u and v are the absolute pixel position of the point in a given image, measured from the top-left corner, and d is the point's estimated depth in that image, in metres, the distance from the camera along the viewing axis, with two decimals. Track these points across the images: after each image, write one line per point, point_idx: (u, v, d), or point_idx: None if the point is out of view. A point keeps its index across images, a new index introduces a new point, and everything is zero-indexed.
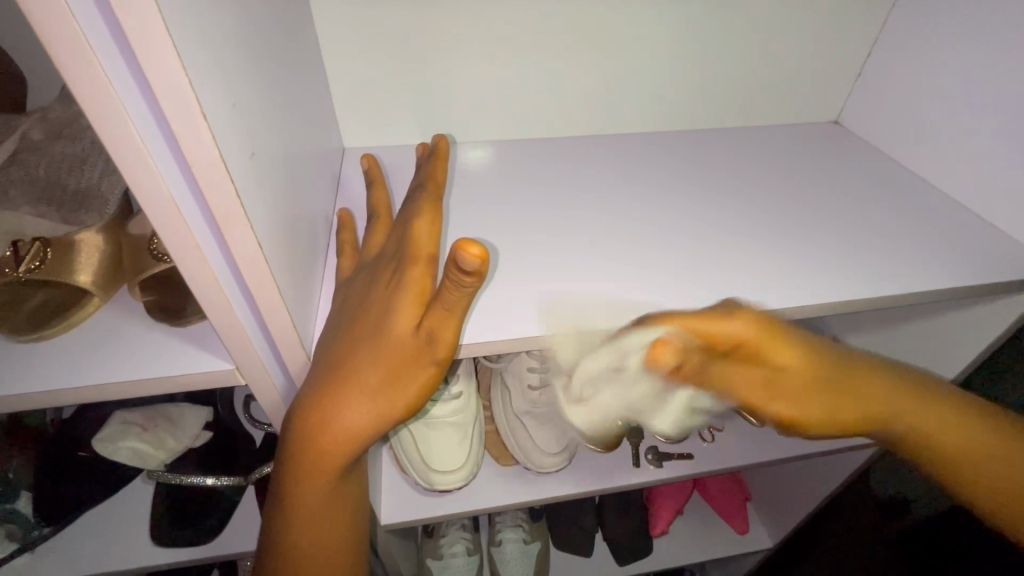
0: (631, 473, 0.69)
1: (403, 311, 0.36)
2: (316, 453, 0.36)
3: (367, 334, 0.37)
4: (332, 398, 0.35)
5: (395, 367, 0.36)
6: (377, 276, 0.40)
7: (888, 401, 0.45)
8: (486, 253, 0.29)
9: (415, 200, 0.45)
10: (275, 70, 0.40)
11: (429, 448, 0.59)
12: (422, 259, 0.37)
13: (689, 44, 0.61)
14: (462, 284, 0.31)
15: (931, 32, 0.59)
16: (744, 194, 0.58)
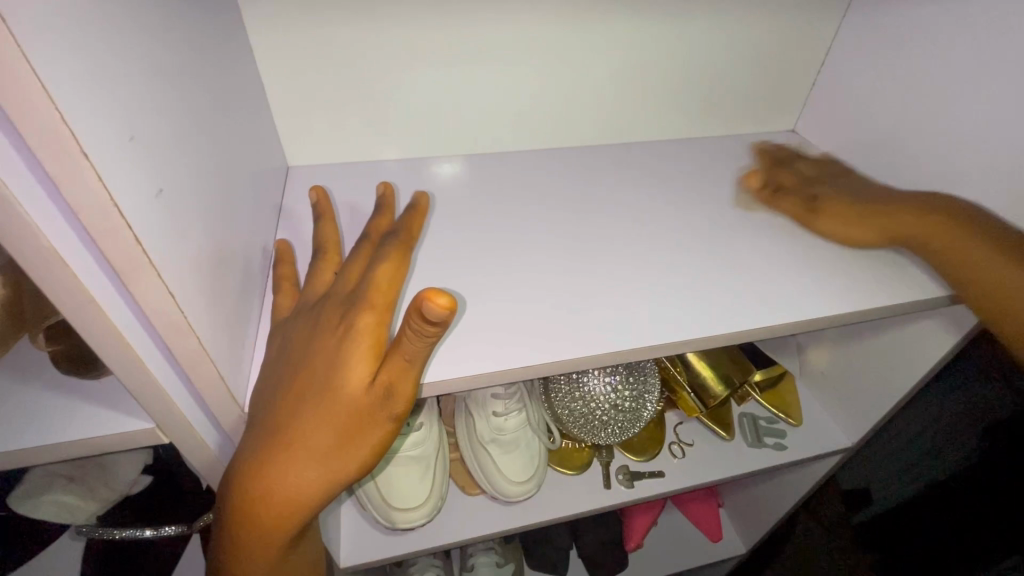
0: (604, 495, 0.67)
1: (354, 364, 0.33)
2: (260, 523, 0.32)
3: (310, 383, 0.33)
4: (279, 459, 0.32)
5: (348, 423, 0.33)
6: (318, 321, 0.36)
7: (960, 245, 0.48)
8: (454, 304, 0.29)
9: (368, 244, 0.43)
10: (198, 90, 0.37)
11: (387, 485, 0.56)
12: (378, 308, 0.36)
13: (642, 56, 0.61)
14: (424, 332, 0.31)
15: (880, 48, 0.60)
16: (708, 205, 0.58)
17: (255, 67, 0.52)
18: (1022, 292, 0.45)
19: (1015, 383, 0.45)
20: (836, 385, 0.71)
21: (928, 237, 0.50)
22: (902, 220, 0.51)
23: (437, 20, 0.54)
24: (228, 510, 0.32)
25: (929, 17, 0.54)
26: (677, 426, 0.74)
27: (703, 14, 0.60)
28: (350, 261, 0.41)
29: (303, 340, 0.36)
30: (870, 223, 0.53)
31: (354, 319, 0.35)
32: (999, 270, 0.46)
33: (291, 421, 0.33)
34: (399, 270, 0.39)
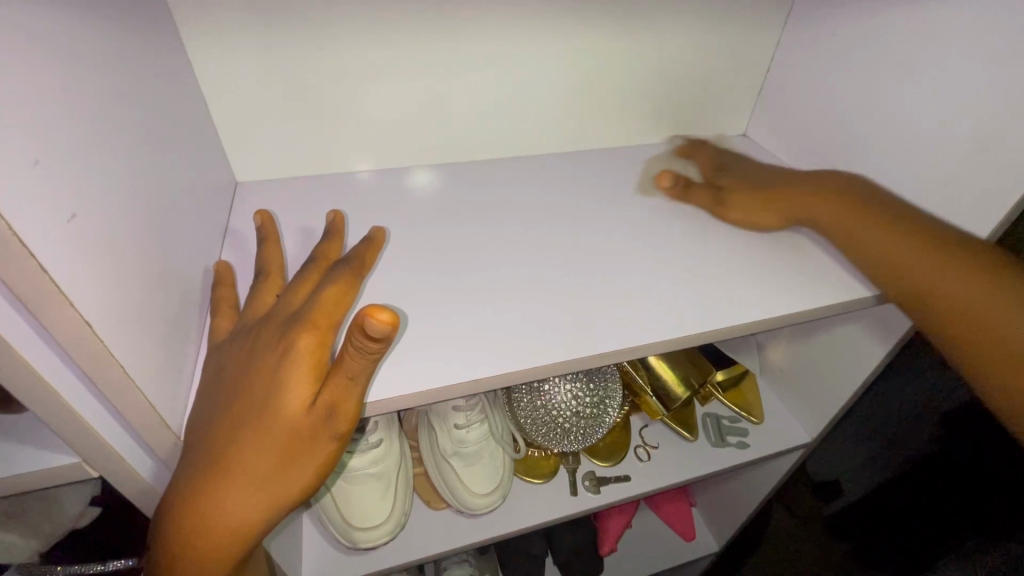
0: (571, 503, 0.67)
1: (296, 383, 0.32)
2: (195, 556, 0.31)
3: (248, 406, 0.33)
4: (220, 480, 0.31)
5: (288, 446, 0.32)
6: (256, 343, 0.35)
7: (873, 237, 0.48)
8: (394, 319, 0.29)
9: (315, 268, 0.42)
10: (129, 108, 0.36)
11: (346, 504, 0.55)
12: (319, 328, 0.34)
13: (595, 67, 0.63)
14: (367, 350, 0.31)
15: (820, 55, 0.62)
16: (661, 212, 0.60)
17: (195, 85, 0.51)
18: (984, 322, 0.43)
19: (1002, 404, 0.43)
20: (794, 381, 0.73)
21: (852, 235, 0.50)
22: (818, 202, 0.52)
23: (386, 33, 0.54)
24: (162, 541, 0.30)
25: (860, 27, 0.57)
26: (642, 429, 0.75)
27: (647, 27, 0.61)
28: (295, 281, 0.40)
29: (240, 361, 0.35)
30: (808, 211, 0.53)
31: (295, 337, 0.34)
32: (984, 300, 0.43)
33: (230, 442, 0.32)
34: (346, 290, 0.38)
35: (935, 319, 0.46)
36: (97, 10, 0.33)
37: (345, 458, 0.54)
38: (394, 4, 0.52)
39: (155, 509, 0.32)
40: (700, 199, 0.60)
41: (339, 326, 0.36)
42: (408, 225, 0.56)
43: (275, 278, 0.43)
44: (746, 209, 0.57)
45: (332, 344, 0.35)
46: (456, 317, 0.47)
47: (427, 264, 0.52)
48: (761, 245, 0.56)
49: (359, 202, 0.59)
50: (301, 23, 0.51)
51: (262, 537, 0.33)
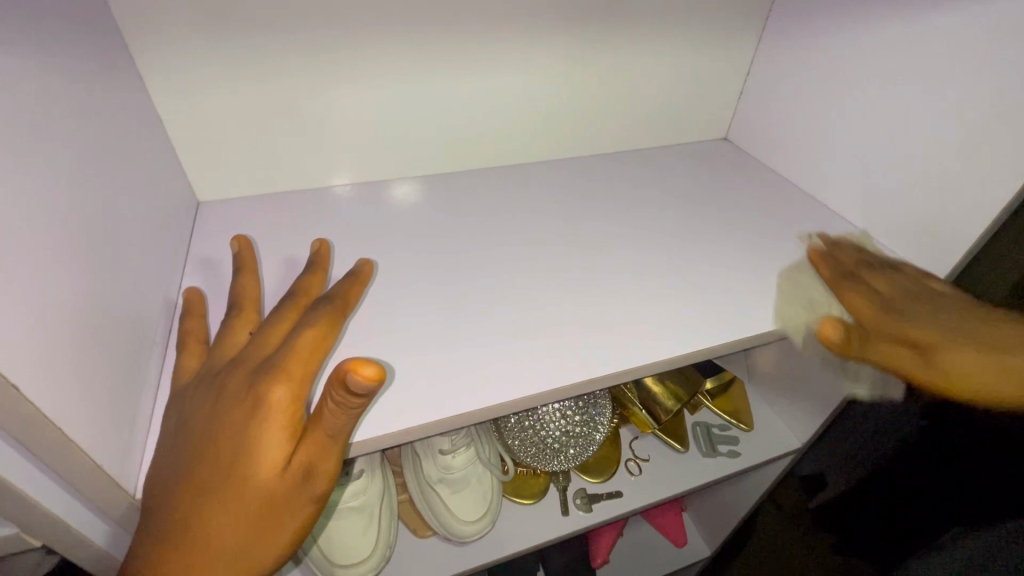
0: (563, 523, 0.65)
1: (267, 443, 0.30)
2: None
3: (213, 467, 0.29)
4: (183, 556, 0.28)
5: (259, 511, 0.29)
6: (223, 392, 0.32)
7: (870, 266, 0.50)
8: (380, 374, 0.28)
9: (293, 305, 0.39)
10: (66, 133, 0.33)
11: (327, 542, 0.52)
12: (294, 378, 0.32)
13: (576, 72, 0.61)
14: (349, 404, 0.29)
15: (801, 57, 0.62)
16: (649, 222, 0.58)
17: (148, 102, 0.47)
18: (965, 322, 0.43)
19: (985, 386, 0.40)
20: (783, 387, 0.72)
21: (889, 308, 0.46)
22: (873, 302, 0.46)
23: (353, 41, 0.51)
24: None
25: (841, 30, 0.57)
26: (633, 441, 0.73)
27: (626, 31, 0.60)
28: (270, 320, 0.37)
29: (203, 415, 0.31)
30: (854, 299, 0.47)
31: (265, 391, 0.31)
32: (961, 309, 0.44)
33: (193, 512, 0.29)
34: (325, 332, 0.35)
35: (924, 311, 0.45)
36: (21, 26, 0.30)
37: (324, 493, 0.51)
38: (361, 10, 0.49)
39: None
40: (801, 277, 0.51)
41: (317, 373, 0.33)
42: (384, 245, 0.53)
43: (249, 312, 0.40)
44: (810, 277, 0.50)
45: (308, 395, 0.32)
46: (442, 340, 0.44)
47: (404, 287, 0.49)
48: (750, 254, 0.55)
49: (330, 220, 0.56)
50: (261, 33, 0.48)
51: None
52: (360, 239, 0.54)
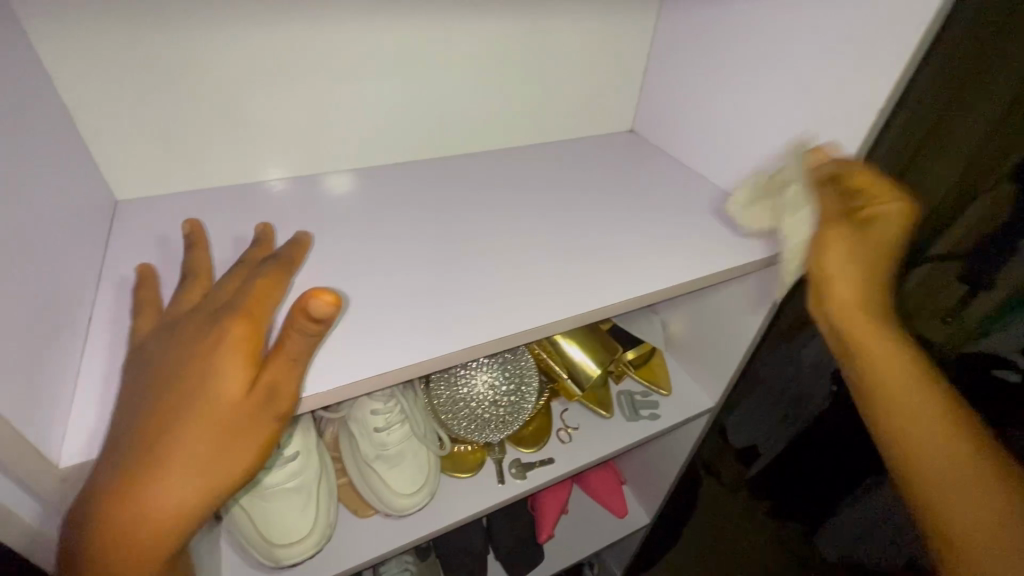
0: (499, 491, 0.69)
1: (228, 370, 0.33)
2: (133, 539, 0.30)
3: (179, 390, 0.33)
4: (155, 474, 0.31)
5: (224, 426, 0.33)
6: (189, 330, 0.36)
7: (869, 347, 0.41)
8: (337, 298, 0.31)
9: (246, 267, 0.43)
10: None
11: (265, 524, 0.53)
12: (249, 317, 0.36)
13: (488, 70, 0.67)
14: (309, 332, 0.33)
15: (685, 55, 0.70)
16: (560, 204, 0.64)
17: (59, 99, 0.48)
18: (910, 419, 0.39)
19: (918, 487, 0.38)
20: (694, 351, 0.80)
21: (921, 404, 0.39)
22: (914, 368, 0.40)
23: (269, 40, 0.54)
24: (88, 545, 0.30)
25: (712, 29, 0.65)
26: (563, 413, 0.79)
27: (530, 28, 0.66)
28: (222, 280, 0.41)
29: (170, 357, 0.35)
30: (915, 395, 0.39)
31: (226, 327, 0.35)
32: (936, 454, 0.37)
33: (162, 436, 0.32)
34: (274, 282, 0.39)
35: (883, 403, 0.40)
36: None
37: (261, 475, 0.52)
38: (276, 11, 0.52)
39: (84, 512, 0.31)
40: (835, 263, 0.44)
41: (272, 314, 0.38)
42: (309, 233, 0.56)
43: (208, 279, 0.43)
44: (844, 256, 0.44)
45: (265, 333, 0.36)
46: (368, 317, 0.48)
47: (329, 270, 0.52)
48: (648, 228, 0.62)
49: (254, 213, 0.58)
50: (176, 33, 0.50)
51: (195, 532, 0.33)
52: (285, 230, 0.56)
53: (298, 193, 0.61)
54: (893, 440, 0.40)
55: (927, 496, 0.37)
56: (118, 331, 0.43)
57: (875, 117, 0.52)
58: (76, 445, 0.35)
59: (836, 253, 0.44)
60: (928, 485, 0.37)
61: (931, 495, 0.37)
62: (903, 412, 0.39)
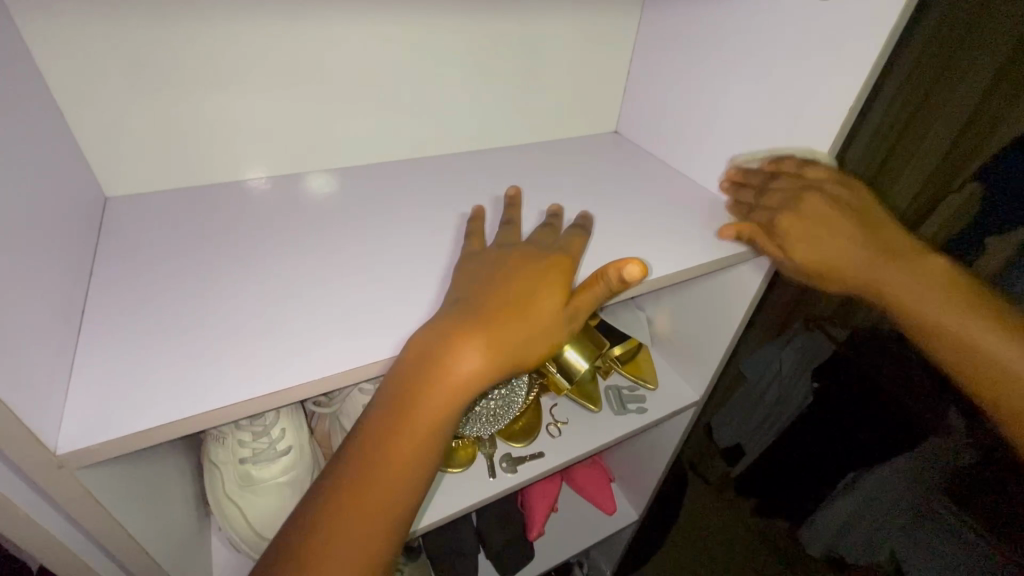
0: (490, 485, 0.70)
1: (555, 293, 0.45)
2: (434, 393, 0.40)
3: (506, 300, 0.44)
4: (457, 354, 0.41)
5: (528, 328, 0.43)
6: (506, 266, 0.47)
7: (885, 268, 0.53)
8: (644, 271, 0.43)
9: (539, 234, 0.53)
10: None
11: (255, 518, 0.54)
12: (562, 263, 0.48)
13: (476, 71, 0.69)
14: (611, 285, 0.45)
15: (666, 58, 0.73)
16: (547, 201, 0.66)
17: (50, 95, 0.48)
18: (922, 315, 0.51)
19: (962, 371, 0.50)
20: (679, 346, 0.82)
21: (928, 287, 0.51)
22: (940, 278, 0.52)
23: (262, 39, 0.55)
24: (378, 418, 0.40)
25: (690, 33, 0.68)
26: (552, 408, 0.80)
27: (516, 28, 0.68)
28: (535, 234, 0.53)
29: (499, 281, 0.46)
30: (907, 288, 0.52)
31: (547, 262, 0.48)
32: (973, 335, 0.50)
33: (494, 325, 0.42)
34: (579, 246, 0.52)
35: (897, 302, 0.52)
36: None
37: (252, 467, 0.53)
38: (268, 11, 0.54)
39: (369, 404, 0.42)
40: (799, 234, 0.56)
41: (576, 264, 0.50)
42: (301, 229, 0.57)
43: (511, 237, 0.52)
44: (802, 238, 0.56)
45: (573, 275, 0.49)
46: (361, 308, 0.49)
47: (321, 265, 0.53)
48: (633, 224, 0.63)
49: (246, 210, 0.59)
50: (169, 30, 0.51)
51: (453, 432, 0.42)
52: (277, 226, 0.57)
53: (289, 190, 0.62)
54: (907, 324, 0.53)
55: (958, 369, 0.51)
56: (112, 332, 0.43)
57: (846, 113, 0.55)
58: (72, 437, 0.35)
59: (794, 229, 0.56)
60: (995, 378, 0.49)
61: (1000, 365, 0.48)
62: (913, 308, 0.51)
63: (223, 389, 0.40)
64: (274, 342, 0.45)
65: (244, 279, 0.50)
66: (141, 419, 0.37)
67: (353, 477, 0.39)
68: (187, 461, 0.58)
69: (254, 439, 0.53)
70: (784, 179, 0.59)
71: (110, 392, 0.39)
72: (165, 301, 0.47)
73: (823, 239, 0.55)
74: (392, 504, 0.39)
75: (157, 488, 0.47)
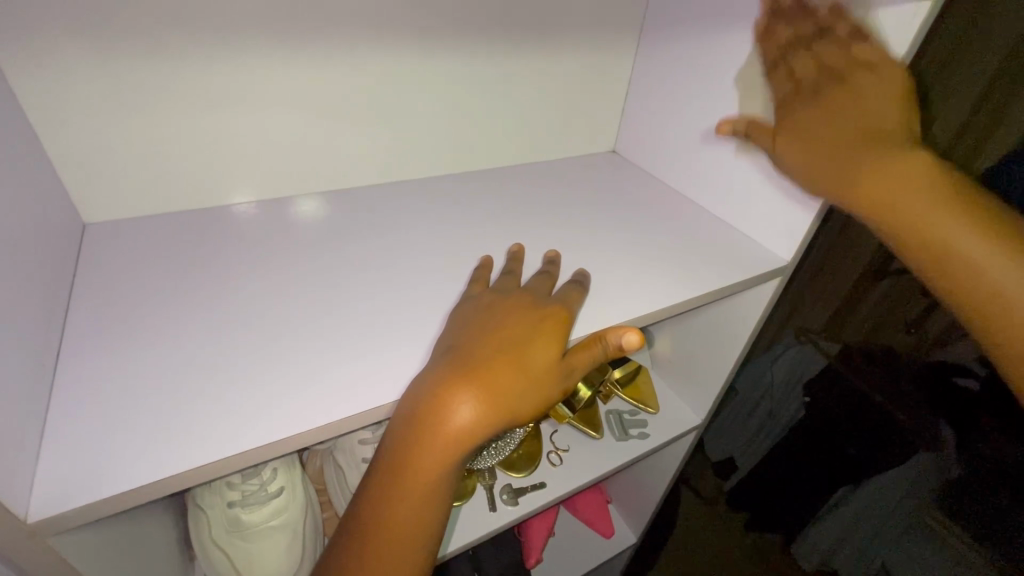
0: (490, 518, 0.67)
1: (550, 346, 0.43)
2: (427, 449, 0.38)
3: (504, 348, 0.42)
4: (452, 405, 0.38)
5: (526, 380, 0.41)
6: (507, 309, 0.46)
7: (869, 160, 0.46)
8: (643, 339, 0.42)
9: (540, 276, 0.52)
10: None
11: (245, 567, 0.50)
12: (563, 310, 0.46)
13: (473, 91, 0.67)
14: (608, 350, 0.43)
15: (665, 79, 0.72)
16: (547, 223, 0.64)
17: (25, 121, 0.45)
18: (945, 244, 0.42)
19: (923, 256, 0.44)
20: (679, 369, 0.81)
21: (912, 186, 0.44)
22: (894, 87, 0.47)
23: (253, 60, 0.52)
24: (381, 474, 0.39)
25: (691, 55, 0.67)
26: (552, 435, 0.79)
27: (514, 49, 0.66)
28: (534, 280, 0.51)
29: (499, 325, 0.44)
30: (907, 198, 0.44)
31: (548, 310, 0.46)
32: (941, 219, 0.43)
33: (490, 375, 0.40)
34: (579, 293, 0.50)
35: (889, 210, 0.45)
36: None
37: (242, 513, 0.50)
38: (258, 30, 0.51)
39: (370, 465, 0.41)
40: (787, 88, 0.52)
41: (576, 314, 0.48)
42: (295, 257, 0.54)
43: (515, 278, 0.51)
44: (796, 131, 0.51)
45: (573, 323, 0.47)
46: (360, 343, 0.46)
47: (313, 296, 0.50)
48: (636, 248, 0.61)
49: (236, 236, 0.56)
50: (153, 52, 0.48)
51: (452, 489, 0.41)
52: (269, 254, 0.54)
53: (281, 215, 0.59)
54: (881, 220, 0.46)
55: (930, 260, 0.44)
56: (89, 375, 0.40)
57: None
58: (49, 500, 0.32)
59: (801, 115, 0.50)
60: (940, 251, 0.43)
61: (956, 259, 0.42)
62: (895, 204, 0.44)
63: (214, 438, 0.37)
64: (265, 383, 0.41)
65: (234, 311, 0.47)
66: (125, 476, 0.34)
67: (364, 538, 0.39)
68: (169, 504, 0.54)
69: (244, 481, 0.51)
70: (807, 43, 0.50)
71: (88, 445, 0.36)
72: (149, 340, 0.44)
73: (798, 113, 0.50)
74: (419, 532, 0.39)
75: (136, 542, 0.44)
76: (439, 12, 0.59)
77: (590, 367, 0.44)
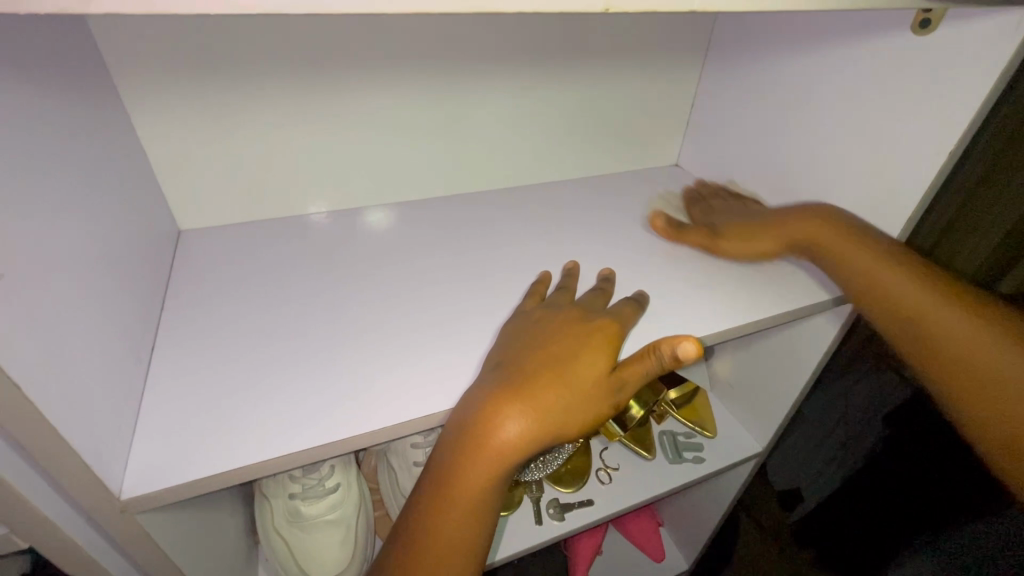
0: (536, 532, 0.67)
1: (600, 359, 0.43)
2: (476, 462, 0.39)
3: (554, 361, 0.42)
4: (501, 421, 0.39)
5: (578, 394, 0.41)
6: (559, 321, 0.46)
7: (893, 285, 0.49)
8: (702, 349, 0.41)
9: (593, 287, 0.52)
10: (71, 178, 0.37)
11: (303, 557, 0.53)
12: (617, 320, 0.47)
13: (537, 108, 0.67)
14: (666, 360, 0.42)
15: (736, 93, 0.69)
16: (606, 238, 0.63)
17: (135, 139, 0.51)
18: (970, 369, 0.46)
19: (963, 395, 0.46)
20: (741, 393, 0.77)
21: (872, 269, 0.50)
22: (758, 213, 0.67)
23: (329, 84, 0.56)
24: (432, 483, 0.41)
25: (765, 67, 0.64)
26: (602, 452, 0.78)
27: (578, 68, 0.66)
28: (586, 294, 0.51)
29: (550, 337, 0.44)
30: (944, 327, 0.47)
31: (596, 321, 0.46)
32: (988, 356, 0.45)
33: (540, 389, 0.40)
34: (631, 303, 0.50)
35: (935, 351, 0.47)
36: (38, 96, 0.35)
37: (302, 506, 0.53)
38: (338, 58, 0.54)
39: (420, 477, 0.42)
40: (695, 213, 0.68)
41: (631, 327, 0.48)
42: (360, 268, 0.57)
43: (566, 290, 0.52)
44: (745, 244, 0.59)
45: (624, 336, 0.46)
46: (415, 352, 0.47)
47: (375, 307, 0.52)
48: (696, 266, 0.59)
49: (308, 245, 0.60)
50: (242, 78, 0.52)
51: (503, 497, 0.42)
52: (336, 262, 0.57)
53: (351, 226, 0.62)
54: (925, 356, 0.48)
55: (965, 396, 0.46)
56: (178, 367, 0.45)
57: (945, 158, 0.48)
58: (136, 479, 0.36)
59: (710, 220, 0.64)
60: (996, 394, 0.44)
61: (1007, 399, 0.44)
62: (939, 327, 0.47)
63: (276, 433, 0.40)
64: (326, 386, 0.44)
65: (303, 315, 0.50)
66: (198, 462, 0.38)
67: (414, 540, 0.40)
68: (240, 487, 0.59)
69: (305, 474, 0.54)
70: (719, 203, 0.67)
71: (172, 432, 0.39)
72: (226, 337, 0.48)
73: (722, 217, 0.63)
74: (469, 543, 0.40)
75: (207, 522, 0.48)
76: (505, 34, 0.59)
77: (647, 381, 0.43)
